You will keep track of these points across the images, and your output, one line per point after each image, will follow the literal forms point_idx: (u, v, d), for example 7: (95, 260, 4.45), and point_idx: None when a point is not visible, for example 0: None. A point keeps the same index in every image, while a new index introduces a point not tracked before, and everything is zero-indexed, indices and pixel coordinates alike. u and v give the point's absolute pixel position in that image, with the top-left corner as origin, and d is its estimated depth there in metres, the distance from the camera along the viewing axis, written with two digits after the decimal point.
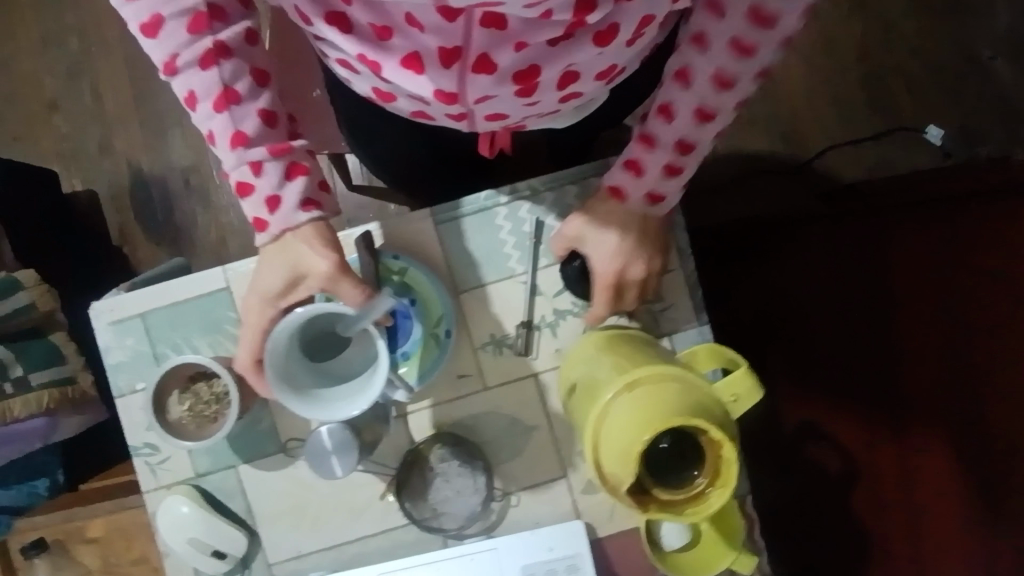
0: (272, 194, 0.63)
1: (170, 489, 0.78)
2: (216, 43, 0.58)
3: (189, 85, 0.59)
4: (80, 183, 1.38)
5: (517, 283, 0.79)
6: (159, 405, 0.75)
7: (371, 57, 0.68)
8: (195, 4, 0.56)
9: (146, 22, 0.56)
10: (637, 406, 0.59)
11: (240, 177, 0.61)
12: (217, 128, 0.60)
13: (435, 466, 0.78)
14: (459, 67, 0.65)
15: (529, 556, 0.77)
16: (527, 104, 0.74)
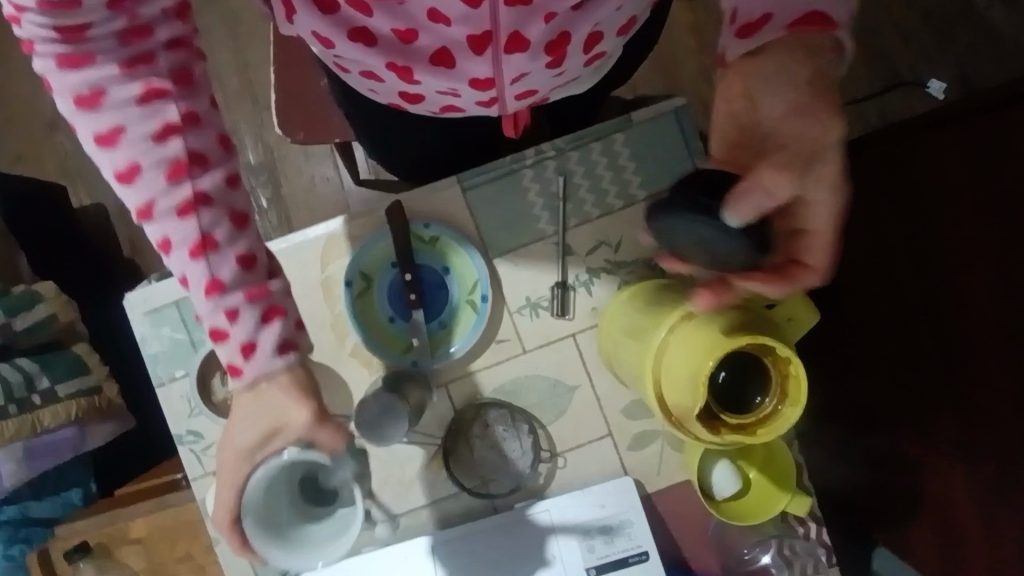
0: (247, 340, 0.53)
1: (218, 474, 0.78)
2: (195, 190, 0.51)
3: (164, 231, 0.51)
4: (86, 197, 1.53)
5: (548, 244, 0.77)
6: (204, 387, 0.77)
7: (400, 63, 0.67)
8: (173, 153, 0.50)
9: (101, 131, 0.49)
10: (695, 334, 0.59)
11: (205, 294, 0.52)
12: (176, 240, 0.51)
13: (480, 433, 0.77)
14: (491, 52, 0.63)
15: (582, 515, 0.75)
16: (557, 75, 0.71)
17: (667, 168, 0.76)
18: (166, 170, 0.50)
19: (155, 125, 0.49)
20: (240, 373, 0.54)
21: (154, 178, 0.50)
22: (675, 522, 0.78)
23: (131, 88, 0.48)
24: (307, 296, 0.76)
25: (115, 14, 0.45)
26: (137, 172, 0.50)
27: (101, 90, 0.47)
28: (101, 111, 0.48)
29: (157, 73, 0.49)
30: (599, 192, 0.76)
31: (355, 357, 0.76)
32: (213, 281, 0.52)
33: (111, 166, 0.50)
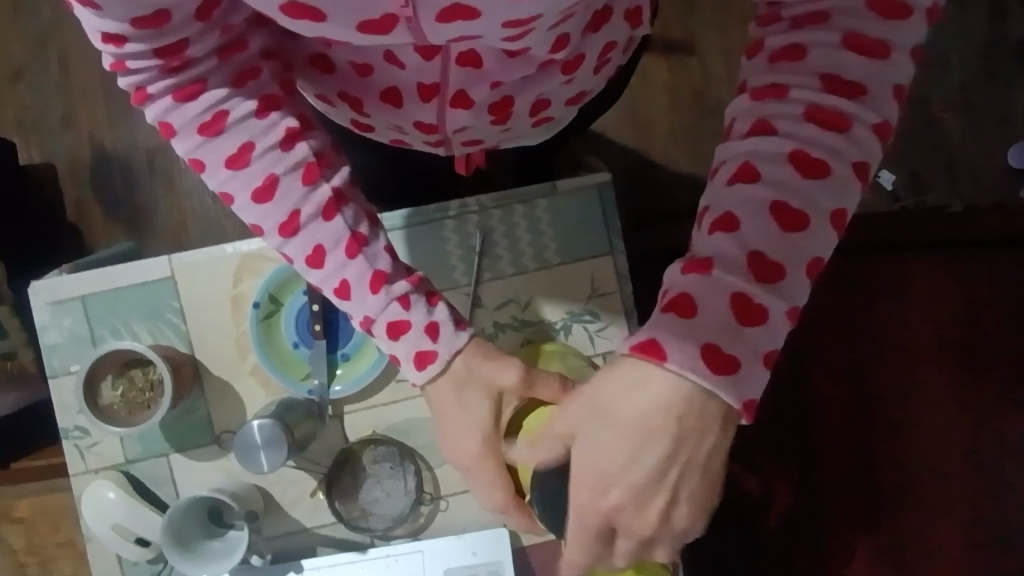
0: (428, 322, 0.52)
1: (97, 473, 0.78)
2: (334, 190, 0.51)
3: (314, 239, 0.50)
4: (38, 154, 1.47)
5: (459, 293, 0.79)
6: (90, 389, 0.72)
7: (353, 93, 0.65)
8: (305, 155, 0.50)
9: (231, 151, 0.49)
10: None
11: (425, 334, 0.52)
12: (325, 249, 0.51)
13: (368, 467, 0.79)
14: (437, 103, 0.64)
15: (453, 560, 0.77)
16: (502, 130, 0.71)
17: (584, 238, 0.79)
18: (308, 187, 0.50)
19: (281, 134, 0.50)
20: (436, 357, 0.52)
21: (302, 210, 0.50)
22: None
23: (229, 73, 0.48)
24: (213, 307, 0.78)
25: (207, 28, 0.45)
26: (297, 216, 0.50)
27: (223, 116, 0.48)
28: (226, 136, 0.49)
29: (263, 87, 0.50)
30: (516, 253, 0.79)
31: (252, 376, 0.78)
32: (402, 326, 0.51)
33: (250, 194, 0.50)
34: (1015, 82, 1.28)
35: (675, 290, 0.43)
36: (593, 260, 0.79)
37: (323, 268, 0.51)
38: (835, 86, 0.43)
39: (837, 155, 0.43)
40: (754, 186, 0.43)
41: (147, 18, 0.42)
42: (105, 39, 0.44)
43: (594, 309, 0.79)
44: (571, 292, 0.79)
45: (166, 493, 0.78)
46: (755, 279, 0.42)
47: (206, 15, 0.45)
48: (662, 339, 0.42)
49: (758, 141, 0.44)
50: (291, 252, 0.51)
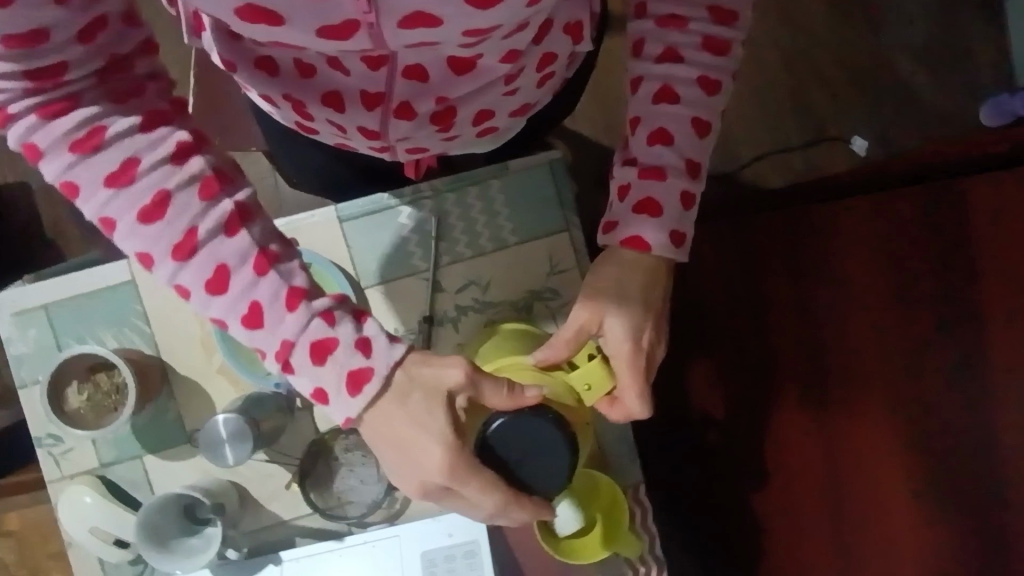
0: (356, 337, 0.51)
1: (74, 479, 0.79)
2: (236, 204, 0.52)
3: (220, 258, 0.50)
4: (10, 176, 1.47)
5: (419, 280, 0.79)
6: (55, 396, 0.73)
7: (295, 96, 0.62)
8: (202, 170, 0.51)
9: (114, 169, 0.49)
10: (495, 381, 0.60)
11: (355, 350, 0.51)
12: (229, 269, 0.50)
13: (339, 456, 0.80)
14: (381, 112, 0.62)
15: (429, 542, 0.78)
16: (446, 139, 0.68)
17: (540, 217, 0.80)
18: (206, 203, 0.51)
19: (171, 149, 0.51)
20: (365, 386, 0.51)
21: (199, 228, 0.50)
22: (523, 555, 0.80)
23: (107, 94, 0.50)
24: (178, 307, 0.79)
25: (90, 52, 0.48)
26: (196, 232, 0.50)
27: (101, 131, 0.49)
28: (104, 153, 0.49)
29: (147, 105, 0.52)
30: (473, 235, 0.79)
31: (221, 374, 0.79)
32: (327, 346, 0.51)
33: (138, 212, 0.49)
34: (979, 41, 1.29)
35: (622, 231, 0.59)
36: (550, 237, 0.80)
37: (228, 293, 0.50)
38: (698, 124, 0.59)
39: (694, 155, 0.59)
40: (661, 183, 0.58)
41: (19, 36, 0.45)
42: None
43: (554, 286, 0.80)
44: (530, 270, 0.80)
45: (142, 495, 0.79)
46: (673, 231, 0.59)
47: (89, 40, 0.47)
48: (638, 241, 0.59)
49: (659, 147, 0.59)
50: (188, 280, 0.50)
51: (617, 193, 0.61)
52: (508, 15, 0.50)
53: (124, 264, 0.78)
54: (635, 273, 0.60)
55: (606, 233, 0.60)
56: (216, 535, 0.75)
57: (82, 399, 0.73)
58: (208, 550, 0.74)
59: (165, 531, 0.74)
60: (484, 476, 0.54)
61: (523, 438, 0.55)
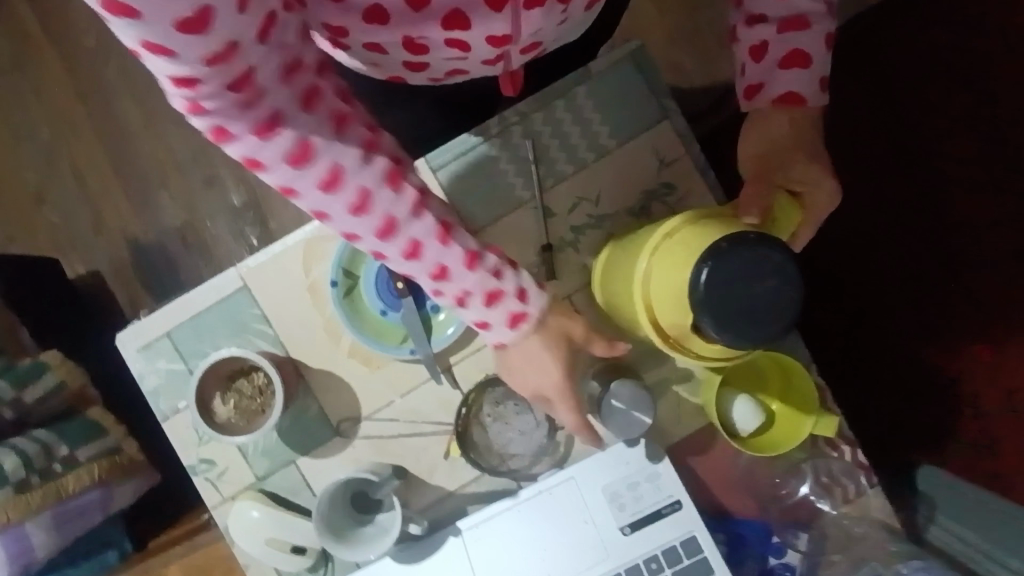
0: (436, 233, 0.53)
1: (236, 498, 0.77)
2: (338, 112, 0.46)
3: (358, 184, 0.48)
4: (81, 266, 1.50)
5: (528, 211, 0.75)
6: (204, 408, 0.72)
7: (415, 35, 0.60)
8: (298, 56, 0.42)
9: (261, 124, 0.43)
10: (671, 253, 0.51)
11: (442, 242, 0.53)
12: (344, 171, 0.48)
13: (490, 412, 0.76)
14: (511, 10, 0.58)
15: (609, 476, 0.73)
16: (562, 20, 0.64)
17: (633, 112, 0.75)
18: (314, 110, 0.45)
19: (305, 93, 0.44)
20: (526, 316, 0.58)
21: (314, 139, 0.45)
22: (703, 468, 0.75)
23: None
24: (295, 301, 0.76)
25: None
26: (340, 172, 0.47)
27: (248, 77, 0.39)
28: (246, 92, 0.40)
29: (281, 25, 0.39)
30: (570, 149, 0.75)
31: (353, 357, 0.76)
32: (415, 246, 0.52)
33: (253, 131, 0.43)
34: None
35: (776, 89, 0.55)
36: (649, 130, 0.75)
37: (371, 212, 0.50)
38: None
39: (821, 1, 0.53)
40: (804, 32, 0.54)
41: (190, 21, 0.33)
42: (109, 8, 0.32)
43: (668, 180, 0.75)
44: (638, 169, 0.75)
45: (306, 498, 0.77)
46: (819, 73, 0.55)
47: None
48: (796, 90, 0.55)
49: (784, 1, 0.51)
50: (340, 214, 0.50)
51: (748, 54, 0.56)
52: None
53: (235, 272, 0.77)
54: (800, 132, 0.57)
55: (750, 99, 0.57)
56: (395, 512, 0.71)
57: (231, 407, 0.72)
58: (391, 530, 0.70)
59: (342, 521, 0.71)
60: (739, 325, 0.47)
61: (745, 272, 0.46)
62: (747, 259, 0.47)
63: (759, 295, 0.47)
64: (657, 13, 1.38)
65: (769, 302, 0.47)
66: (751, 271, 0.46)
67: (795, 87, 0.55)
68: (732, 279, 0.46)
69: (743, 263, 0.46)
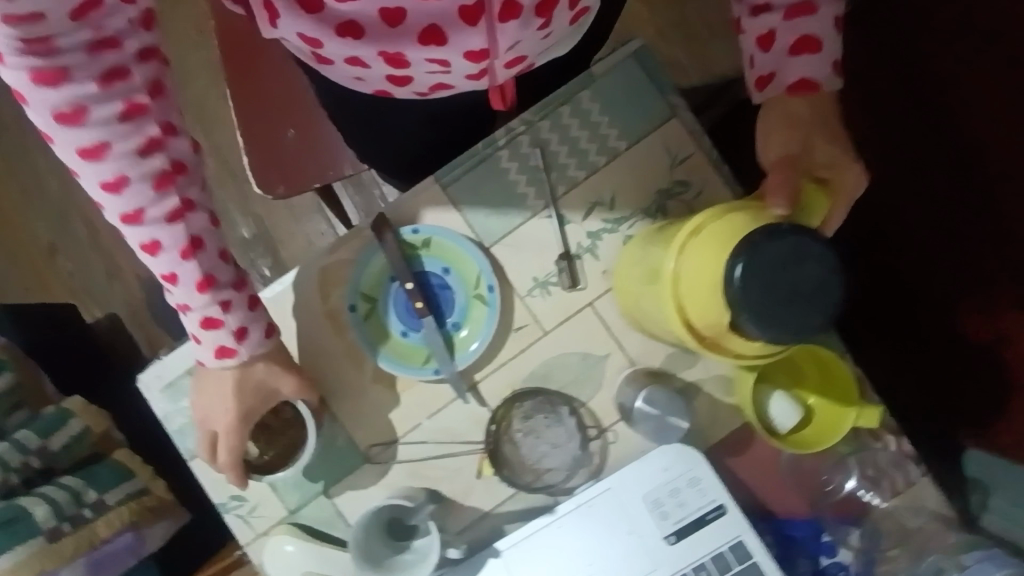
0: (208, 317, 0.64)
1: (269, 533, 0.76)
2: (182, 200, 0.60)
3: (152, 236, 0.60)
4: (98, 311, 1.51)
5: (543, 219, 0.74)
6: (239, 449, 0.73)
7: (392, 50, 0.62)
8: (161, 165, 0.59)
9: (108, 180, 0.57)
10: (703, 248, 0.50)
11: (209, 329, 0.64)
12: (161, 246, 0.60)
13: (522, 427, 0.74)
14: (485, 23, 0.59)
15: (649, 484, 0.70)
16: (545, 36, 0.65)
17: (641, 111, 0.74)
18: (157, 193, 0.59)
19: (145, 148, 0.57)
20: (235, 353, 0.66)
21: (202, 235, 0.62)
22: (744, 469, 0.73)
23: (95, 74, 0.54)
24: (314, 329, 0.76)
25: (81, 28, 0.51)
26: (158, 243, 0.60)
27: (104, 148, 0.56)
28: (105, 164, 0.57)
29: (132, 90, 0.56)
30: (581, 154, 0.74)
31: (377, 381, 0.75)
32: (212, 322, 0.64)
33: (102, 183, 0.58)
34: None
35: (790, 77, 0.55)
36: (659, 128, 0.74)
37: (179, 284, 0.62)
38: None
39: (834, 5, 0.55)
40: (814, 17, 0.53)
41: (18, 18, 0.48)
42: (36, 79, 0.52)
43: (683, 177, 0.73)
44: (651, 169, 0.74)
45: (341, 529, 0.76)
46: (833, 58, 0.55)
47: (83, 15, 0.51)
48: (809, 77, 0.54)
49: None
50: (153, 266, 0.62)
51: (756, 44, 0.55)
52: None
53: None
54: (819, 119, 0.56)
55: (762, 89, 0.56)
56: (432, 538, 0.69)
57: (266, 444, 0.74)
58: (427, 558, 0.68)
59: (379, 550, 0.70)
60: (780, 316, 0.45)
61: (785, 260, 0.46)
62: (786, 249, 0.46)
63: (800, 284, 0.46)
64: (650, 14, 1.40)
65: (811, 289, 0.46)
66: (791, 260, 0.45)
67: (808, 73, 0.54)
68: (773, 269, 0.45)
69: (782, 253, 0.46)
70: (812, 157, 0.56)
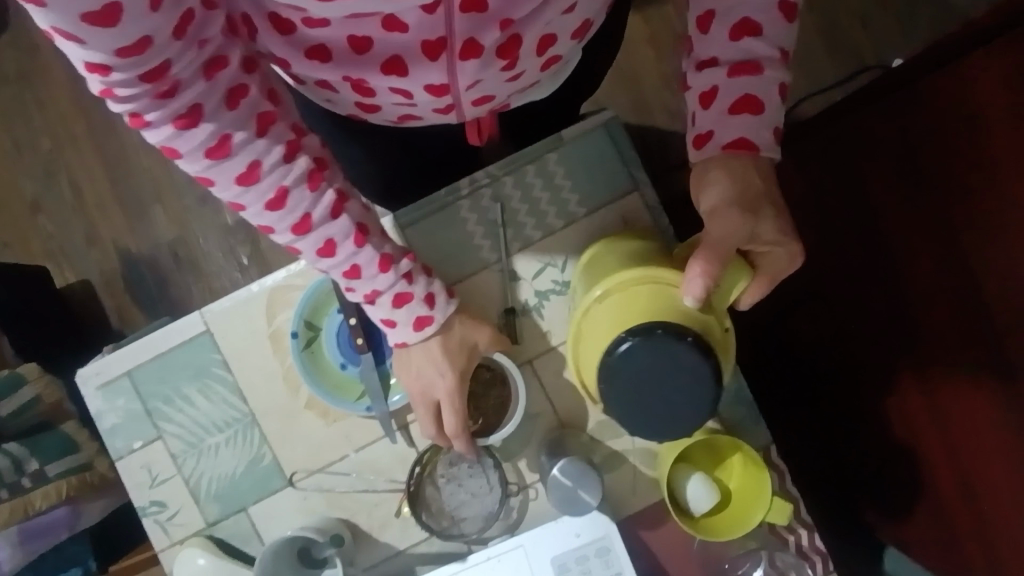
0: (399, 292, 0.61)
1: (184, 542, 0.76)
2: (313, 160, 0.52)
3: (303, 212, 0.52)
4: (72, 276, 1.52)
5: (494, 273, 0.75)
6: (177, 457, 0.77)
7: (356, 76, 0.60)
8: (287, 135, 0.50)
9: (258, 183, 0.50)
10: (614, 310, 0.57)
11: (423, 303, 0.63)
12: (257, 172, 0.50)
13: (444, 473, 0.75)
14: (446, 60, 0.57)
15: (558, 547, 0.72)
16: (511, 78, 0.64)
17: (603, 181, 0.75)
18: (315, 193, 0.52)
19: (254, 119, 0.48)
20: (431, 320, 0.64)
21: (348, 199, 0.55)
22: (657, 543, 0.75)
23: (218, 96, 0.45)
24: (255, 348, 0.77)
25: (186, 46, 0.41)
26: (309, 220, 0.53)
27: (257, 166, 0.49)
28: (234, 159, 0.48)
29: (235, 77, 0.46)
30: (539, 215, 0.75)
31: (310, 409, 0.76)
32: (403, 297, 0.62)
33: (263, 203, 0.51)
34: None
35: (721, 152, 0.55)
36: (619, 201, 0.75)
37: (336, 256, 0.56)
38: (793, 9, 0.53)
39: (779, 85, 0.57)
40: (756, 113, 0.54)
41: (98, 14, 0.36)
42: (146, 82, 0.41)
43: None
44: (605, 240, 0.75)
45: (255, 547, 0.76)
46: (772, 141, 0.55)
47: (182, 31, 0.41)
48: (746, 145, 0.55)
49: (747, 80, 0.53)
50: (305, 244, 0.55)
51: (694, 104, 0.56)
52: None
53: (198, 314, 0.77)
54: (762, 204, 0.56)
55: (699, 147, 0.56)
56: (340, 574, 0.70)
57: (204, 456, 0.77)
58: None
59: None
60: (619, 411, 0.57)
61: (653, 373, 0.55)
62: (654, 365, 0.54)
63: (655, 393, 0.56)
64: (656, 58, 1.41)
65: (679, 400, 0.55)
66: (654, 379, 0.55)
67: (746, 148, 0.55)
68: (630, 380, 0.55)
69: (646, 364, 0.54)
70: (756, 234, 0.57)
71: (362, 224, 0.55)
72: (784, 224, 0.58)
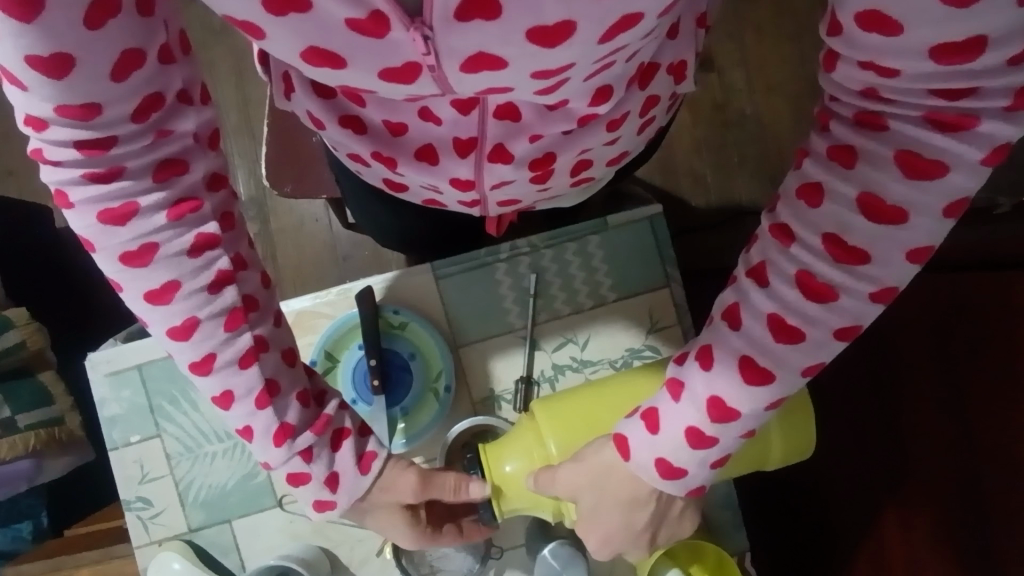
0: (300, 471, 0.58)
1: (161, 544, 0.77)
2: (255, 337, 0.55)
3: (227, 385, 0.55)
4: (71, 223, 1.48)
5: (517, 339, 0.77)
6: (171, 461, 0.77)
7: (386, 154, 0.66)
8: (233, 302, 0.54)
9: (177, 324, 0.53)
10: (525, 460, 0.64)
11: (324, 485, 0.59)
12: (235, 395, 0.55)
13: None
14: (474, 157, 0.62)
15: None
16: (540, 189, 0.70)
17: (638, 272, 0.78)
18: (230, 333, 0.54)
19: (212, 277, 0.54)
20: (333, 505, 0.61)
21: (279, 381, 0.56)
22: None
23: (148, 166, 0.50)
24: None
25: (143, 129, 0.48)
26: (232, 393, 0.55)
27: (152, 249, 0.51)
28: (153, 269, 0.52)
29: (202, 221, 0.53)
30: (571, 292, 0.77)
31: None
32: (303, 475, 0.59)
33: (191, 358, 0.55)
34: None
35: (678, 372, 0.54)
36: (649, 293, 0.77)
37: (254, 440, 0.57)
38: (879, 209, 0.45)
39: (752, 424, 0.52)
40: (734, 333, 0.51)
41: (44, 60, 0.41)
42: (82, 149, 0.47)
43: (654, 343, 0.77)
44: (628, 327, 0.77)
45: (232, 560, 0.77)
46: (712, 418, 0.51)
47: (144, 116, 0.47)
48: (660, 410, 0.54)
49: (665, 398, 0.54)
50: (207, 387, 0.56)
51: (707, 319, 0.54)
52: (581, 53, 0.47)
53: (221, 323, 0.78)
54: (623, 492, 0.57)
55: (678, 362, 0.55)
56: None
57: (196, 465, 0.77)
58: None
59: None
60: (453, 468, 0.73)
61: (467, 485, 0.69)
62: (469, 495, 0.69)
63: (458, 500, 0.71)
64: (692, 124, 1.40)
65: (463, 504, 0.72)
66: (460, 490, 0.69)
67: (680, 402, 0.53)
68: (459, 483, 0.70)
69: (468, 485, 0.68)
70: (601, 510, 0.58)
71: (343, 428, 0.60)
72: (629, 522, 0.58)
